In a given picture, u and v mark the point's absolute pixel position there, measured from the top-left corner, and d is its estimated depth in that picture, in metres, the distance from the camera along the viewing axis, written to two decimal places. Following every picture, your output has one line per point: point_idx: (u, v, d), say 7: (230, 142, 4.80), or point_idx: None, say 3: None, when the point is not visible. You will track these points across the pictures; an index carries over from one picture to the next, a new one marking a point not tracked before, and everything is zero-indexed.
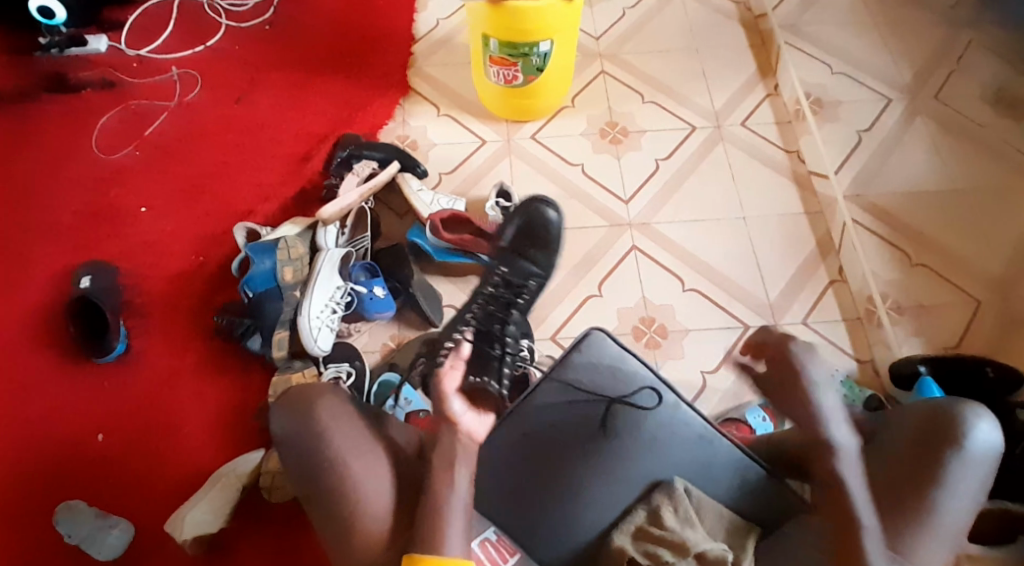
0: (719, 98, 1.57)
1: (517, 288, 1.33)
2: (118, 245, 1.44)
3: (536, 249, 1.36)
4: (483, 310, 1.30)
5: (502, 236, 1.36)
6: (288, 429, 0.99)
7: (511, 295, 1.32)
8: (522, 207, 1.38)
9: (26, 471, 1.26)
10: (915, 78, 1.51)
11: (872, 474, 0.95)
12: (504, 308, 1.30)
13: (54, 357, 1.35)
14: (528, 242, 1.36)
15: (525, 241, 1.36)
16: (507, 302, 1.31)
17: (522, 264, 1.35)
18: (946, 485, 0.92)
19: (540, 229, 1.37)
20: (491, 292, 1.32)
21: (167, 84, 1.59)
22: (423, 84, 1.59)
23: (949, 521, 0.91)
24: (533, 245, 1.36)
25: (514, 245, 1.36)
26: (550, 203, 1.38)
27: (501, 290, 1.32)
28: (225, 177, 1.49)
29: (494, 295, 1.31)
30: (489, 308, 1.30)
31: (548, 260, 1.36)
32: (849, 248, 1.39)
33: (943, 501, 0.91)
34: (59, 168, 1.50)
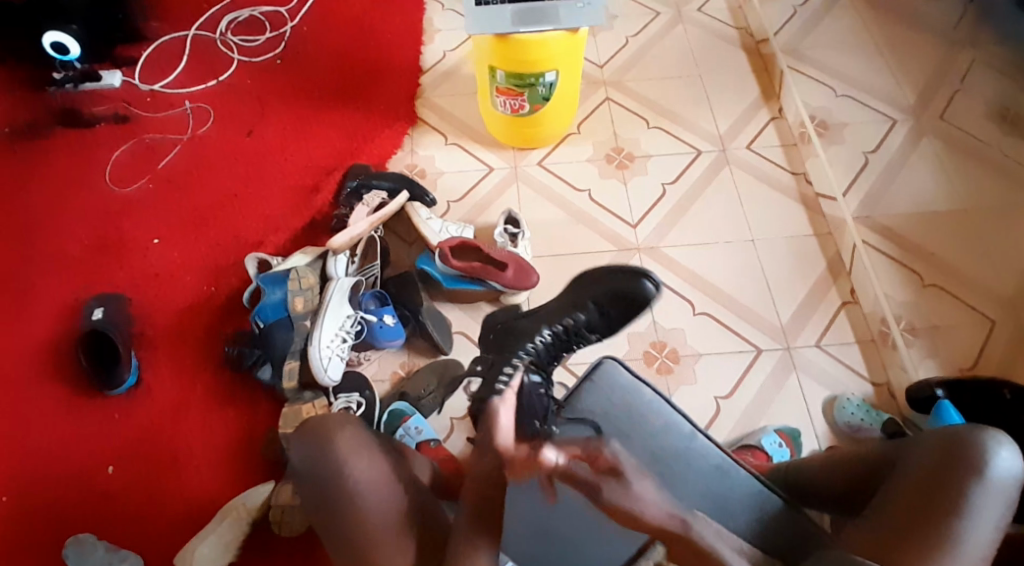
0: (723, 124, 1.58)
1: (580, 339, 1.27)
2: (129, 277, 1.45)
3: (613, 308, 1.28)
4: (546, 343, 1.25)
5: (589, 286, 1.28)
6: (306, 463, 0.98)
7: (570, 343, 1.27)
8: (625, 274, 1.28)
9: (35, 504, 1.25)
10: (919, 97, 1.41)
11: (894, 501, 0.93)
12: (557, 352, 1.26)
13: (66, 389, 1.35)
14: (611, 302, 1.27)
15: (614, 303, 1.27)
16: (562, 347, 1.26)
17: (597, 318, 1.28)
18: (967, 512, 0.89)
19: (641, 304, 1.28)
20: (560, 332, 1.26)
21: (179, 118, 1.61)
22: (431, 115, 1.61)
23: (973, 551, 0.88)
24: (625, 310, 1.28)
25: (604, 302, 1.27)
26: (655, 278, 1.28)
27: (565, 334, 1.26)
28: (236, 208, 1.51)
29: (557, 336, 1.26)
30: (548, 347, 1.25)
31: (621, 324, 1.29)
32: (860, 269, 1.40)
33: (965, 528, 0.89)
34: (72, 202, 1.52)
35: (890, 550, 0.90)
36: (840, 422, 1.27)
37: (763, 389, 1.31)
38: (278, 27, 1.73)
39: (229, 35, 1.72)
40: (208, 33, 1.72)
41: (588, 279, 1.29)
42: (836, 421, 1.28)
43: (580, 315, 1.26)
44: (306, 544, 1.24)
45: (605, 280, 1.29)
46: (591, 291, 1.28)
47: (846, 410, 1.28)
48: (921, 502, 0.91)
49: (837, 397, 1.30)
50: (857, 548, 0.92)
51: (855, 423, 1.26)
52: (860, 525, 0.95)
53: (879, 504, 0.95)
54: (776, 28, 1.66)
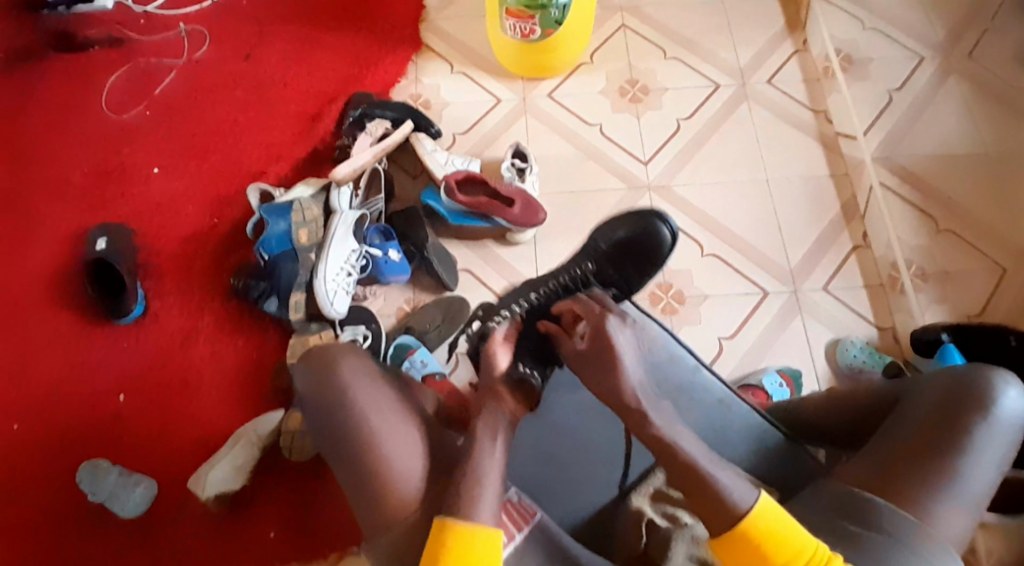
0: (745, 56, 1.51)
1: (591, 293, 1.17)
2: (131, 206, 1.43)
3: (626, 259, 1.17)
4: (552, 296, 1.17)
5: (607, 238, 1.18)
6: (310, 388, 1.01)
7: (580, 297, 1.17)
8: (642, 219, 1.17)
9: (49, 432, 1.28)
10: (949, 36, 1.38)
11: (892, 438, 0.94)
12: None
13: (73, 320, 1.36)
14: (623, 254, 1.17)
15: (632, 256, 1.17)
16: None
17: (610, 270, 1.17)
18: (970, 452, 0.90)
19: (652, 247, 1.16)
20: (565, 284, 1.18)
21: (174, 40, 1.55)
22: (436, 40, 1.54)
23: (974, 488, 0.89)
24: (638, 258, 1.17)
25: (614, 250, 1.17)
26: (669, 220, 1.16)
27: (573, 287, 1.17)
28: (237, 136, 1.47)
29: (563, 289, 1.17)
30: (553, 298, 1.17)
31: (640, 279, 1.18)
32: (875, 212, 1.36)
33: (965, 466, 0.89)
34: (70, 127, 1.48)
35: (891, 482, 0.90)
36: (842, 365, 1.28)
37: (769, 330, 1.31)
38: None
39: None
40: None
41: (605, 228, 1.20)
42: (838, 363, 1.28)
43: (588, 265, 1.18)
44: (314, 474, 1.27)
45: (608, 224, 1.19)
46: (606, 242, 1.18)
47: (849, 352, 1.28)
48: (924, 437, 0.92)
49: (841, 339, 1.30)
50: (853, 479, 0.93)
51: (857, 365, 1.27)
52: (857, 462, 0.95)
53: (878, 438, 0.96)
54: None
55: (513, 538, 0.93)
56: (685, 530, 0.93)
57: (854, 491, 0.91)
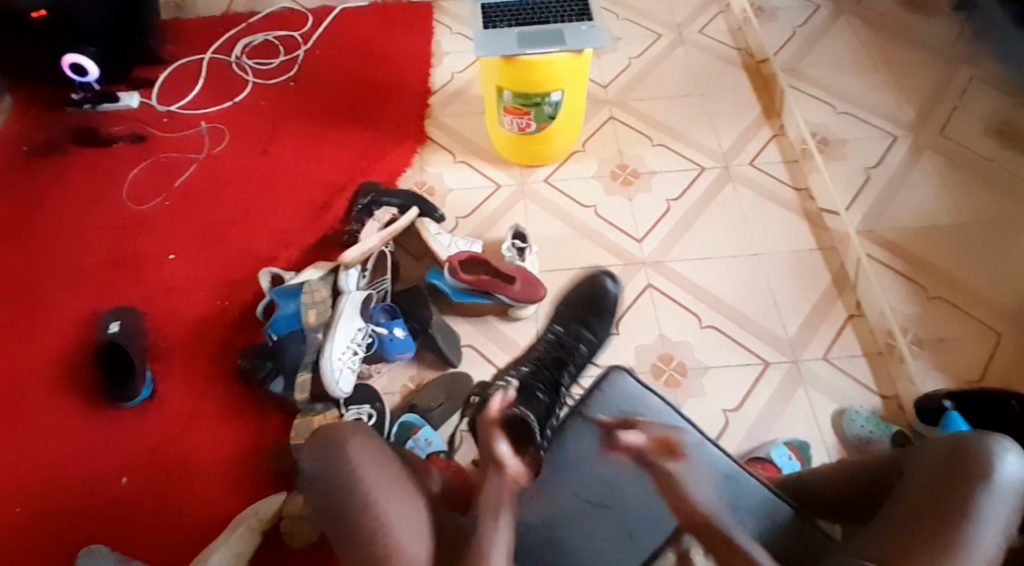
0: (726, 140, 1.60)
1: (571, 350, 1.34)
2: (145, 291, 1.47)
3: (592, 320, 1.37)
4: (539, 366, 1.31)
5: (565, 301, 1.39)
6: (323, 471, 1.02)
7: (564, 356, 1.33)
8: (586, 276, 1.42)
9: (49, 516, 1.27)
10: (918, 115, 1.56)
11: (902, 509, 0.95)
12: (558, 370, 1.31)
13: (81, 401, 1.37)
14: (586, 312, 1.38)
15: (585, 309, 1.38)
16: (560, 363, 1.32)
17: (575, 326, 1.36)
18: (978, 516, 0.90)
19: (604, 303, 1.38)
20: (547, 346, 1.34)
21: (194, 138, 1.65)
22: (440, 134, 1.65)
23: (984, 554, 0.89)
24: (596, 313, 1.38)
25: (571, 308, 1.38)
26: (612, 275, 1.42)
27: (553, 350, 1.33)
28: (250, 225, 1.54)
29: (546, 355, 1.33)
30: (544, 368, 1.31)
31: (601, 328, 1.37)
32: (866, 282, 1.40)
33: (976, 531, 0.90)
34: (90, 218, 1.55)
35: (898, 555, 0.91)
36: (850, 434, 1.28)
37: (772, 400, 1.33)
38: (291, 50, 1.78)
39: (244, 58, 1.77)
40: (223, 56, 1.77)
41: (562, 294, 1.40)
42: (845, 433, 1.29)
43: (557, 326, 1.36)
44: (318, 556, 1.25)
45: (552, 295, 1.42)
46: (568, 305, 1.38)
47: (855, 422, 1.29)
48: (929, 506, 0.93)
49: (846, 409, 1.31)
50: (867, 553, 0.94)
51: (865, 434, 1.28)
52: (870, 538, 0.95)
53: (888, 512, 0.96)
54: (776, 48, 1.70)
55: None
56: None
57: None
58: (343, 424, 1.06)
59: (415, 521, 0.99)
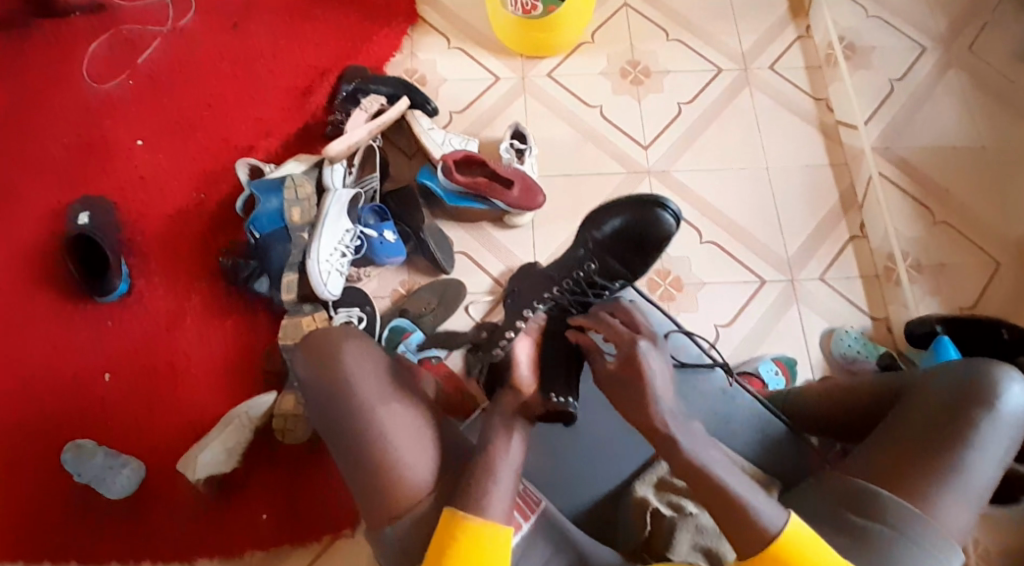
0: (748, 41, 1.49)
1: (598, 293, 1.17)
2: (113, 178, 1.38)
3: (631, 255, 1.18)
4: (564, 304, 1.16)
5: (599, 228, 1.18)
6: (313, 377, 1.00)
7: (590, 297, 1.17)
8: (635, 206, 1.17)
9: (32, 412, 1.25)
10: (953, 26, 1.41)
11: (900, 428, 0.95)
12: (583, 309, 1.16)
13: (55, 296, 1.31)
14: (629, 250, 1.18)
15: (619, 243, 1.17)
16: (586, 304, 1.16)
17: (610, 262, 1.18)
18: (973, 446, 0.91)
19: (653, 235, 1.16)
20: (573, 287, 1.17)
21: (158, 6, 1.48)
22: (434, 14, 1.50)
23: (977, 478, 0.91)
24: (637, 250, 1.18)
25: (609, 240, 1.18)
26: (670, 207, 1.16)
27: (578, 288, 1.18)
28: (225, 109, 1.42)
29: (570, 292, 1.17)
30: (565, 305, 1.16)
31: (639, 265, 1.19)
32: (874, 202, 1.36)
33: (970, 459, 0.91)
34: (48, 94, 1.42)
35: (895, 472, 0.92)
36: (836, 354, 1.29)
37: (764, 322, 1.31)
38: None
39: None
40: None
41: (593, 220, 1.19)
42: (832, 352, 1.29)
43: (590, 263, 1.18)
44: (308, 453, 1.25)
45: (595, 218, 1.19)
46: (601, 234, 1.18)
47: (843, 341, 1.29)
48: (931, 427, 0.93)
49: (835, 329, 1.31)
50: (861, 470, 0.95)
51: (851, 354, 1.28)
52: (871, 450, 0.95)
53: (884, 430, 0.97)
54: None
55: (523, 526, 0.95)
56: (690, 520, 0.97)
57: (860, 485, 0.92)
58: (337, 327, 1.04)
59: (417, 439, 0.98)
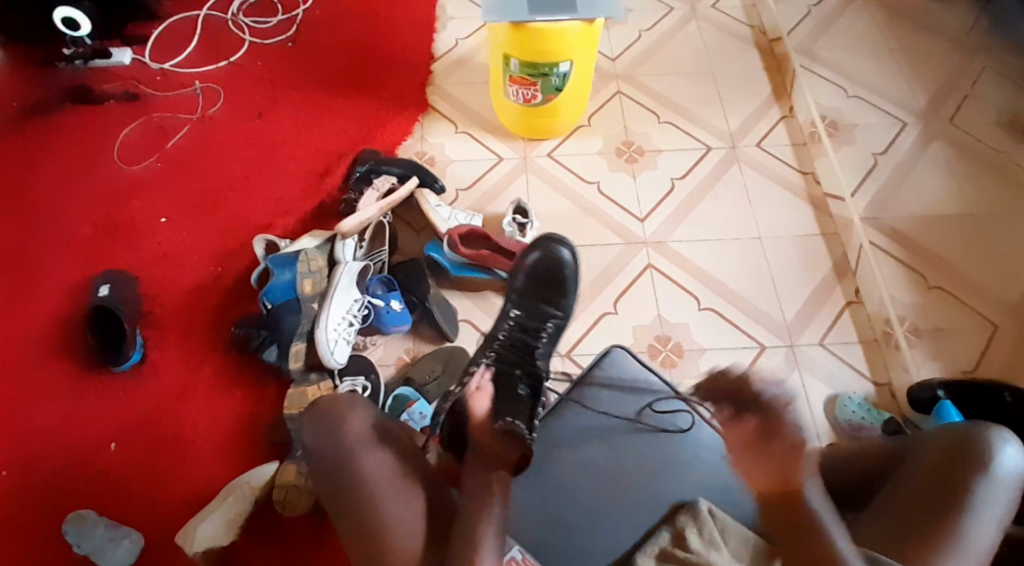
0: (734, 120, 1.58)
1: (534, 335, 1.24)
2: (136, 255, 1.45)
3: (550, 292, 1.27)
4: (505, 353, 1.20)
5: (518, 274, 1.27)
6: (319, 443, 1.01)
7: (529, 341, 1.23)
8: (536, 243, 1.29)
9: (38, 479, 1.26)
10: (930, 103, 1.54)
11: (902, 492, 0.94)
12: (525, 355, 1.21)
13: (71, 365, 1.35)
14: (545, 286, 1.27)
15: (542, 285, 1.27)
16: (526, 349, 1.22)
17: (535, 304, 1.26)
18: (974, 508, 0.90)
19: (557, 269, 1.27)
20: (506, 339, 1.22)
21: (188, 99, 1.61)
22: (442, 103, 1.61)
23: (977, 545, 0.89)
24: (552, 283, 1.27)
25: (528, 283, 1.27)
26: (566, 242, 1.29)
27: (517, 337, 1.23)
28: (244, 191, 1.51)
29: (509, 343, 1.22)
30: (508, 354, 1.20)
31: (561, 299, 1.27)
32: (868, 271, 1.38)
33: (970, 523, 0.90)
34: (81, 178, 1.52)
35: (898, 542, 0.91)
36: (841, 420, 1.28)
37: None
38: (291, 9, 1.73)
39: (242, 16, 1.72)
40: (219, 13, 1.72)
41: (512, 268, 1.29)
42: (836, 418, 1.28)
43: (516, 311, 1.25)
44: (311, 525, 1.24)
45: (513, 268, 1.28)
46: (519, 281, 1.27)
47: (847, 407, 1.28)
48: (931, 493, 0.92)
49: (838, 396, 1.31)
50: (865, 538, 0.93)
51: (856, 421, 1.27)
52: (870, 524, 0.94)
53: (888, 492, 0.96)
54: (789, 27, 1.66)
55: None
56: None
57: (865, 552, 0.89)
58: (346, 397, 1.05)
59: (410, 503, 0.96)
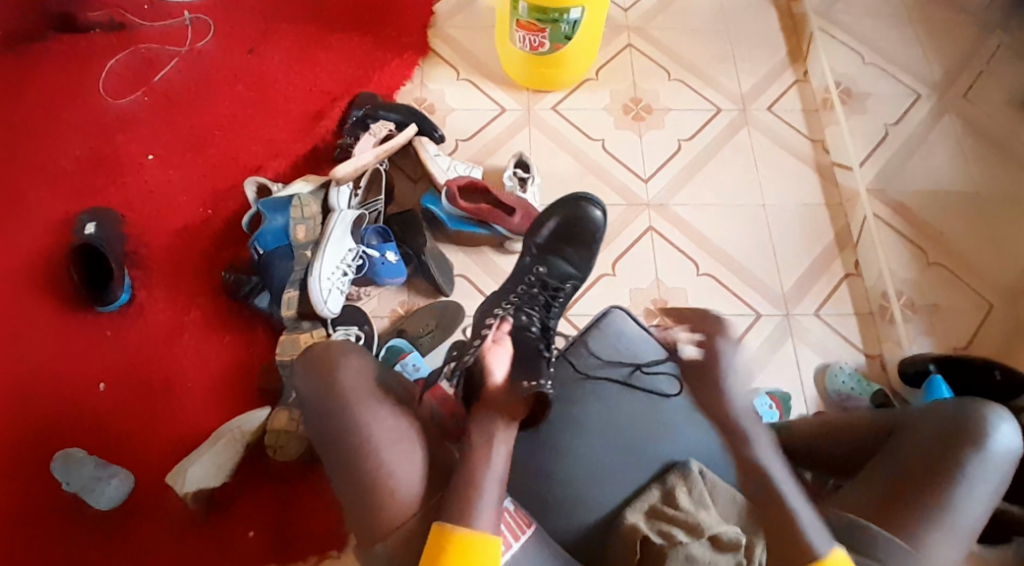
0: (746, 82, 1.54)
1: (553, 290, 1.25)
2: (122, 192, 1.40)
3: (574, 251, 1.27)
4: (525, 302, 1.21)
5: (540, 232, 1.27)
6: (313, 393, 0.99)
7: (547, 297, 1.24)
8: (566, 200, 1.27)
9: (23, 418, 1.24)
10: (945, 76, 1.47)
11: (893, 467, 0.96)
12: (541, 308, 1.22)
13: (56, 304, 1.32)
14: (569, 244, 1.27)
15: (563, 243, 1.27)
16: (543, 304, 1.23)
17: (557, 262, 1.26)
18: (963, 484, 0.92)
19: (585, 229, 1.27)
20: (526, 290, 1.23)
21: (177, 30, 1.54)
22: (443, 47, 1.55)
23: (966, 518, 0.91)
24: (576, 242, 1.27)
25: (551, 240, 1.26)
26: (597, 201, 1.28)
27: (536, 291, 1.23)
28: (236, 131, 1.45)
29: (528, 295, 1.23)
30: (527, 304, 1.21)
31: (584, 260, 1.28)
32: (868, 241, 1.38)
33: (959, 497, 0.91)
34: (64, 109, 1.45)
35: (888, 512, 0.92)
36: (831, 392, 1.29)
37: (760, 354, 1.32)
38: None
39: None
40: None
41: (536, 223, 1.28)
42: (826, 390, 1.29)
43: (538, 265, 1.25)
44: (301, 473, 1.24)
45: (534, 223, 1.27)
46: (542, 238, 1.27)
47: (837, 378, 1.29)
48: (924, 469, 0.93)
49: (830, 366, 1.31)
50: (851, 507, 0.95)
51: (845, 392, 1.28)
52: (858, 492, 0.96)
53: (876, 467, 0.97)
54: None
55: (510, 545, 0.94)
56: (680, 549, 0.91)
57: (852, 518, 0.93)
58: (342, 347, 1.03)
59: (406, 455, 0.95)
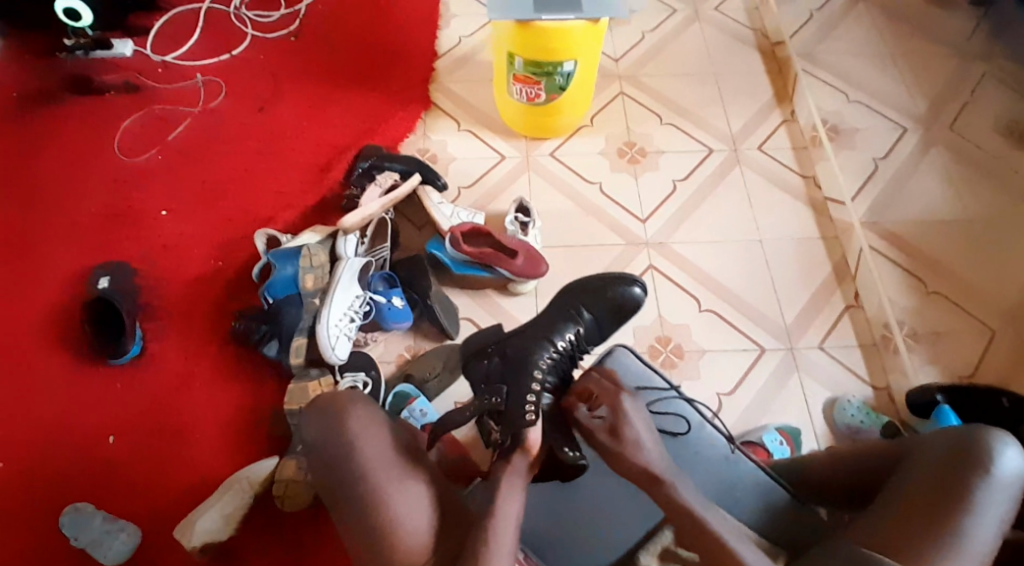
0: (736, 122, 1.59)
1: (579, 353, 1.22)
2: (135, 247, 1.44)
3: (608, 323, 1.26)
4: (562, 363, 1.17)
5: (589, 302, 1.24)
6: (321, 441, 1.00)
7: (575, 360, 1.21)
8: (624, 283, 1.27)
9: (34, 470, 1.25)
10: (930, 108, 1.56)
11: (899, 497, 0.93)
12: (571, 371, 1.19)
13: (69, 357, 1.34)
14: (608, 316, 1.26)
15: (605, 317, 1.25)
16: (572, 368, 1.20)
17: (590, 331, 1.25)
18: (973, 509, 0.90)
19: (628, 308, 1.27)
20: (564, 350, 1.18)
21: (189, 91, 1.60)
22: (444, 100, 1.61)
23: (977, 545, 0.88)
24: (614, 317, 1.26)
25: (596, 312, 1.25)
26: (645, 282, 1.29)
27: (571, 353, 1.20)
28: (245, 185, 1.50)
29: (565, 356, 1.18)
30: (564, 367, 1.17)
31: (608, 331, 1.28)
32: (867, 273, 1.40)
33: (968, 522, 0.89)
34: (81, 168, 1.50)
35: (896, 543, 0.90)
36: (840, 424, 1.29)
37: (767, 386, 1.33)
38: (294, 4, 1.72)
39: (244, 9, 1.71)
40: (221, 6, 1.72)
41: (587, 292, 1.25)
42: (836, 422, 1.29)
43: (580, 328, 1.22)
44: (310, 521, 1.24)
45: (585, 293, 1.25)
46: (590, 306, 1.24)
47: (847, 411, 1.29)
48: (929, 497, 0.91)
49: (838, 399, 1.31)
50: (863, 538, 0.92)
51: (855, 424, 1.28)
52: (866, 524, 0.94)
53: (882, 501, 0.95)
54: (792, 30, 1.68)
55: None
56: None
57: (863, 551, 0.90)
58: (349, 398, 1.03)
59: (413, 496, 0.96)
